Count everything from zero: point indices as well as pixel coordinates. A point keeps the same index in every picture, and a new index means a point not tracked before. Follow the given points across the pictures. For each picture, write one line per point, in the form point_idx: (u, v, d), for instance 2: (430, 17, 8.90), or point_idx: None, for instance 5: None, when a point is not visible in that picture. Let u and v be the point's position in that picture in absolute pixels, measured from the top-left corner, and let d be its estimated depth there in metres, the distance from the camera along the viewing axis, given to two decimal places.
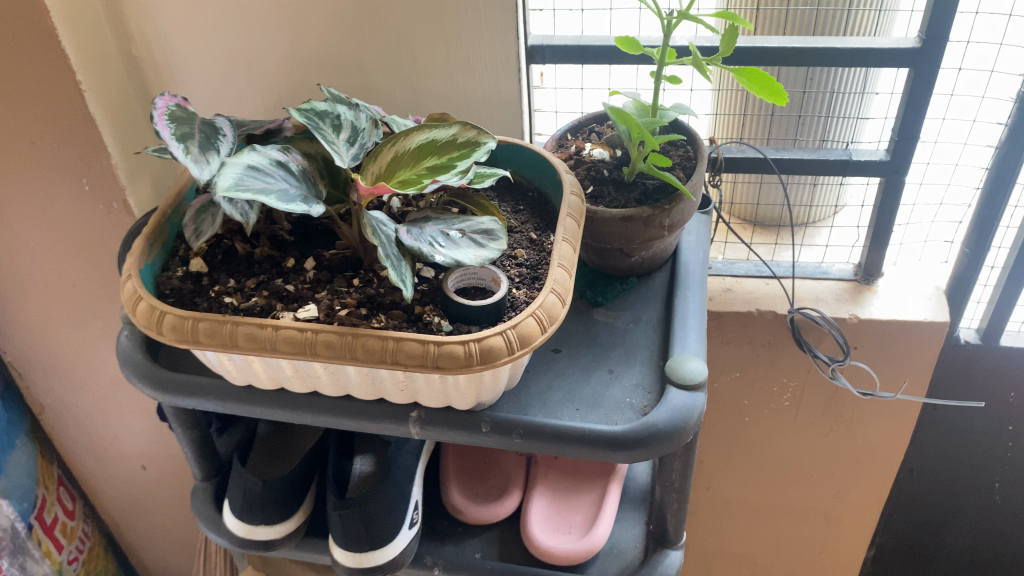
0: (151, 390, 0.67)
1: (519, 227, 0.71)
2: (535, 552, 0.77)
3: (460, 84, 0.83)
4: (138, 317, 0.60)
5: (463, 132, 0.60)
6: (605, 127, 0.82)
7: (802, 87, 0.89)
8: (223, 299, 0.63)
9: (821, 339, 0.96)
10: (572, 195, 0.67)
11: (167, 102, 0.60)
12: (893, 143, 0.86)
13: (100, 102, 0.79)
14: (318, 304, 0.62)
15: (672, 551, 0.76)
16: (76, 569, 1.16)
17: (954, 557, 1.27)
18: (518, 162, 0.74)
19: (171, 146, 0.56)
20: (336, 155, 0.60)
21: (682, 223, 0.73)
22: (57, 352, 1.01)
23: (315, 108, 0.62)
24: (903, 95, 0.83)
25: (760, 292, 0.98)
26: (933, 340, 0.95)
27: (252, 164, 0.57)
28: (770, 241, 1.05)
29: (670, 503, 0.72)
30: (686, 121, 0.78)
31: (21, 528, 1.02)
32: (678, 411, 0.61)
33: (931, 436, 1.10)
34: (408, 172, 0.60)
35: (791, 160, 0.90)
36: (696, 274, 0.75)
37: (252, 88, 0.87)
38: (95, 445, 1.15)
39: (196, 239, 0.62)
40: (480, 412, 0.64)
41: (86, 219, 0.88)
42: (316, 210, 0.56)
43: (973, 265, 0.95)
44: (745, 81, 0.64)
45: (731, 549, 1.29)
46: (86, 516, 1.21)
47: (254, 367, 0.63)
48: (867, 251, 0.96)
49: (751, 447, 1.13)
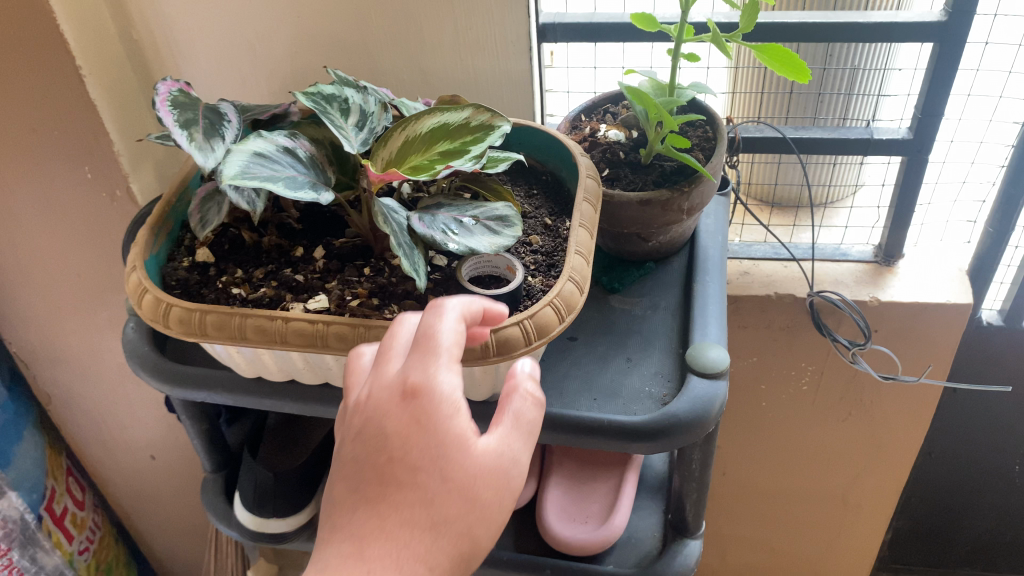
0: (159, 383, 0.66)
1: (533, 212, 0.69)
2: (552, 542, 0.76)
3: (469, 65, 0.81)
4: (144, 309, 0.59)
5: (476, 115, 0.58)
6: (620, 108, 0.80)
7: (822, 63, 0.87)
8: (231, 291, 0.61)
9: (840, 322, 0.94)
10: (588, 178, 0.65)
11: (170, 88, 0.58)
12: (916, 121, 0.84)
13: (102, 87, 0.77)
14: (328, 295, 0.60)
15: (691, 540, 0.74)
16: (87, 560, 1.15)
17: (973, 540, 1.26)
18: (530, 145, 0.72)
19: (175, 133, 0.55)
20: (345, 140, 0.58)
21: (702, 205, 0.70)
22: (63, 342, 0.99)
23: (322, 91, 0.61)
24: (927, 72, 0.81)
25: (778, 275, 0.96)
26: (955, 322, 0.93)
27: (258, 151, 0.55)
28: (788, 223, 1.02)
29: (689, 493, 0.71)
30: (704, 101, 0.75)
31: (31, 519, 1.01)
32: (700, 400, 0.59)
33: (951, 418, 1.09)
34: (420, 158, 0.58)
35: (810, 140, 0.87)
36: (715, 258, 0.73)
37: (257, 71, 0.85)
38: (103, 436, 1.13)
39: (203, 229, 0.61)
40: (496, 402, 0.62)
41: (89, 208, 0.86)
42: (325, 197, 0.55)
43: (996, 245, 0.92)
44: (766, 58, 0.62)
45: (746, 534, 1.27)
46: (96, 505, 1.20)
47: (263, 360, 0.61)
48: (888, 232, 0.94)
49: (768, 432, 1.11)
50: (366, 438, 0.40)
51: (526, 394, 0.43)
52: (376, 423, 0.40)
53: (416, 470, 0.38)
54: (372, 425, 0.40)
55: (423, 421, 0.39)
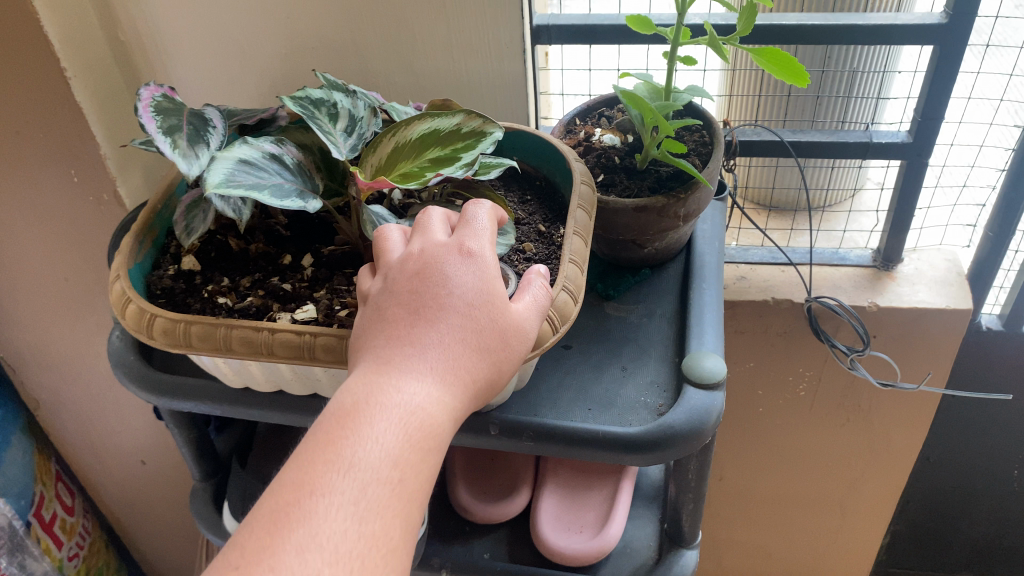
0: (144, 393, 0.64)
1: (526, 218, 0.67)
2: (546, 552, 0.74)
3: (462, 67, 0.80)
4: (128, 320, 0.57)
5: (467, 121, 0.57)
6: (616, 111, 0.78)
7: (821, 66, 0.85)
8: (217, 300, 0.60)
9: (839, 327, 0.93)
10: (582, 185, 0.63)
11: (153, 93, 0.57)
12: (916, 124, 0.83)
13: (88, 89, 0.75)
14: (317, 305, 0.59)
15: (687, 550, 0.74)
16: (77, 566, 1.13)
17: (971, 544, 1.25)
18: (524, 150, 0.71)
19: (158, 140, 0.53)
20: (334, 146, 0.57)
21: (698, 212, 0.69)
22: (51, 347, 0.98)
23: (310, 96, 0.59)
24: (927, 75, 0.79)
25: (775, 279, 0.95)
26: (955, 327, 0.91)
27: (243, 158, 0.53)
28: (785, 227, 1.01)
29: (686, 503, 0.70)
30: (701, 104, 0.74)
31: (19, 525, 0.98)
32: (696, 411, 0.58)
33: (949, 423, 1.07)
34: (409, 165, 0.57)
35: (809, 143, 0.86)
36: (712, 265, 0.72)
37: (246, 73, 0.83)
38: (93, 440, 1.12)
39: (188, 237, 0.59)
40: (488, 413, 0.61)
41: (76, 212, 0.84)
42: (312, 205, 0.53)
43: (996, 249, 0.91)
44: (764, 62, 0.60)
45: (744, 538, 1.26)
46: (86, 511, 1.19)
47: (250, 370, 0.60)
48: (887, 236, 0.93)
49: (765, 437, 1.10)
50: (426, 272, 0.47)
51: (542, 278, 0.52)
52: (437, 261, 0.47)
53: (474, 296, 0.46)
54: (433, 263, 0.47)
55: (480, 275, 0.47)
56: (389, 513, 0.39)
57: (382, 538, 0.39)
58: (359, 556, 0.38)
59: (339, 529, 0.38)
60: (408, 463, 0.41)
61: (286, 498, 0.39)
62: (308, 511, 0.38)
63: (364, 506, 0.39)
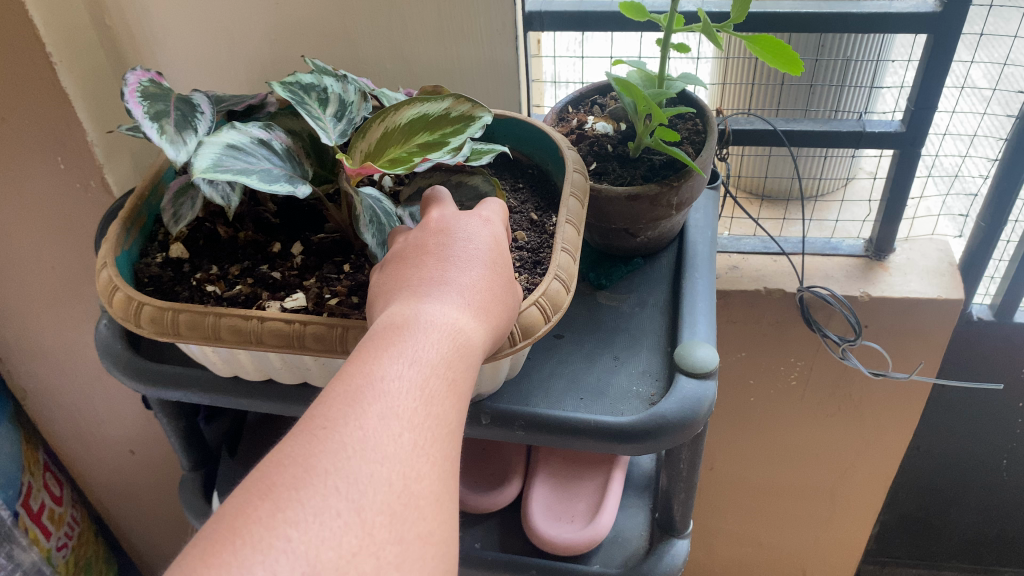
0: (132, 382, 0.63)
1: (518, 207, 0.67)
2: (537, 541, 0.74)
3: (454, 53, 0.79)
4: (115, 308, 0.56)
5: (456, 106, 0.56)
6: (608, 99, 0.78)
7: (814, 55, 0.85)
8: (205, 288, 0.60)
9: (830, 317, 0.93)
10: (574, 172, 0.63)
11: (139, 78, 0.56)
12: (909, 113, 0.82)
13: (75, 75, 0.74)
14: (306, 293, 0.58)
15: (678, 539, 0.73)
16: (66, 556, 1.12)
17: (960, 533, 1.25)
18: (516, 137, 0.70)
19: (144, 125, 0.52)
20: (323, 132, 0.56)
21: (691, 200, 0.69)
22: (37, 335, 0.97)
23: (300, 81, 0.59)
24: (921, 64, 0.79)
25: (767, 269, 0.95)
26: (946, 318, 0.92)
27: (232, 143, 0.53)
28: (778, 216, 1.01)
29: (677, 492, 0.69)
30: (694, 93, 0.74)
31: (6, 516, 0.96)
32: (688, 401, 0.57)
33: (940, 413, 1.08)
34: (399, 150, 0.56)
35: (802, 132, 0.86)
36: (704, 254, 0.71)
37: (235, 58, 0.82)
38: (81, 429, 1.11)
39: (176, 224, 0.59)
40: (480, 403, 0.61)
41: (62, 198, 0.83)
42: (302, 191, 0.53)
43: (988, 239, 0.91)
44: (758, 49, 0.60)
45: (733, 528, 1.27)
46: (74, 501, 1.18)
47: (239, 360, 0.60)
48: (879, 225, 0.92)
49: (757, 427, 1.10)
50: (445, 231, 0.49)
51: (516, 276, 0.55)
52: (457, 221, 0.50)
53: (494, 246, 0.48)
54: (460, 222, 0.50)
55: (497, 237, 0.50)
56: (447, 405, 0.39)
57: (442, 423, 0.38)
58: (428, 433, 0.37)
59: (409, 406, 0.37)
60: (459, 363, 0.41)
61: (352, 382, 0.38)
62: (379, 389, 0.37)
63: (427, 390, 0.38)
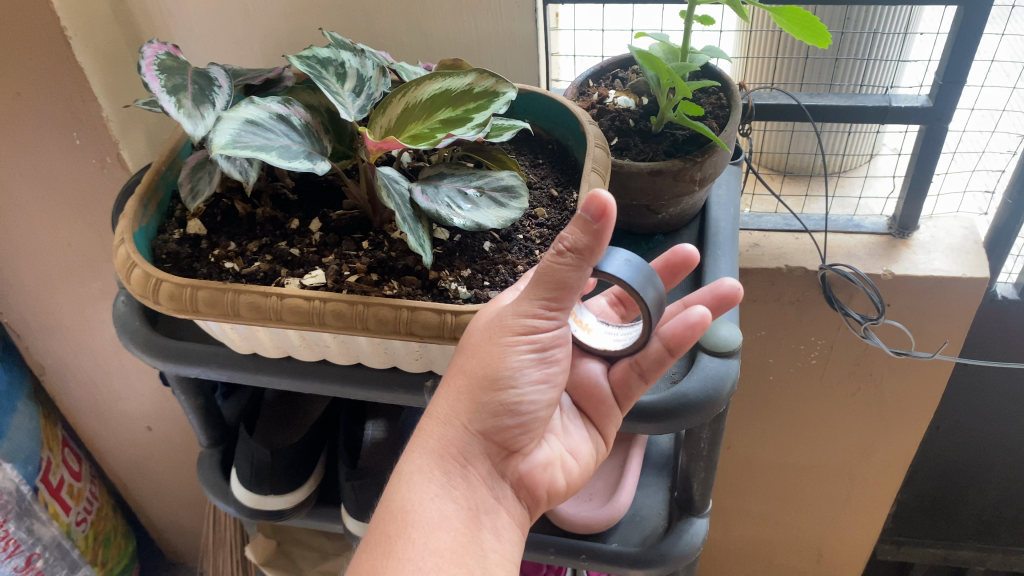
0: (150, 358, 0.63)
1: (538, 182, 0.66)
2: (554, 519, 0.74)
3: (472, 27, 0.78)
4: (133, 285, 0.56)
5: (480, 81, 0.55)
6: (629, 73, 0.77)
7: (840, 27, 0.83)
8: (223, 265, 0.59)
9: (852, 295, 0.92)
10: (597, 148, 0.61)
11: (156, 51, 0.56)
12: (936, 87, 0.81)
13: (90, 49, 0.73)
14: (325, 270, 0.58)
15: (698, 519, 0.72)
16: (85, 531, 1.12)
17: (978, 514, 1.24)
18: (536, 112, 0.69)
19: (161, 99, 0.52)
20: (342, 107, 0.55)
21: (714, 176, 0.67)
22: (54, 312, 0.97)
23: (317, 55, 0.57)
24: (949, 37, 0.78)
25: (789, 247, 0.94)
26: (970, 296, 0.90)
27: (250, 118, 0.52)
28: (800, 193, 1.00)
29: (697, 471, 0.68)
30: (718, 66, 0.72)
31: (26, 491, 0.97)
32: (711, 379, 0.56)
33: (960, 391, 1.07)
34: (420, 127, 0.55)
35: (826, 107, 0.84)
36: (727, 231, 0.70)
37: (251, 32, 0.81)
38: (99, 406, 1.11)
39: (193, 200, 0.58)
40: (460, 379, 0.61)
41: (78, 175, 0.83)
42: (321, 168, 0.52)
43: (1016, 216, 0.90)
44: (784, 22, 0.58)
45: (749, 508, 1.26)
46: (92, 476, 1.18)
47: (258, 337, 0.59)
48: (904, 203, 0.91)
49: (775, 406, 1.09)
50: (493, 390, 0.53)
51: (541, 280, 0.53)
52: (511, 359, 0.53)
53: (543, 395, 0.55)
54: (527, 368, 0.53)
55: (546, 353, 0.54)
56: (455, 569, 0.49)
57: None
58: None
59: (435, 541, 0.50)
60: (464, 539, 0.51)
61: (402, 509, 0.51)
62: (416, 518, 0.51)
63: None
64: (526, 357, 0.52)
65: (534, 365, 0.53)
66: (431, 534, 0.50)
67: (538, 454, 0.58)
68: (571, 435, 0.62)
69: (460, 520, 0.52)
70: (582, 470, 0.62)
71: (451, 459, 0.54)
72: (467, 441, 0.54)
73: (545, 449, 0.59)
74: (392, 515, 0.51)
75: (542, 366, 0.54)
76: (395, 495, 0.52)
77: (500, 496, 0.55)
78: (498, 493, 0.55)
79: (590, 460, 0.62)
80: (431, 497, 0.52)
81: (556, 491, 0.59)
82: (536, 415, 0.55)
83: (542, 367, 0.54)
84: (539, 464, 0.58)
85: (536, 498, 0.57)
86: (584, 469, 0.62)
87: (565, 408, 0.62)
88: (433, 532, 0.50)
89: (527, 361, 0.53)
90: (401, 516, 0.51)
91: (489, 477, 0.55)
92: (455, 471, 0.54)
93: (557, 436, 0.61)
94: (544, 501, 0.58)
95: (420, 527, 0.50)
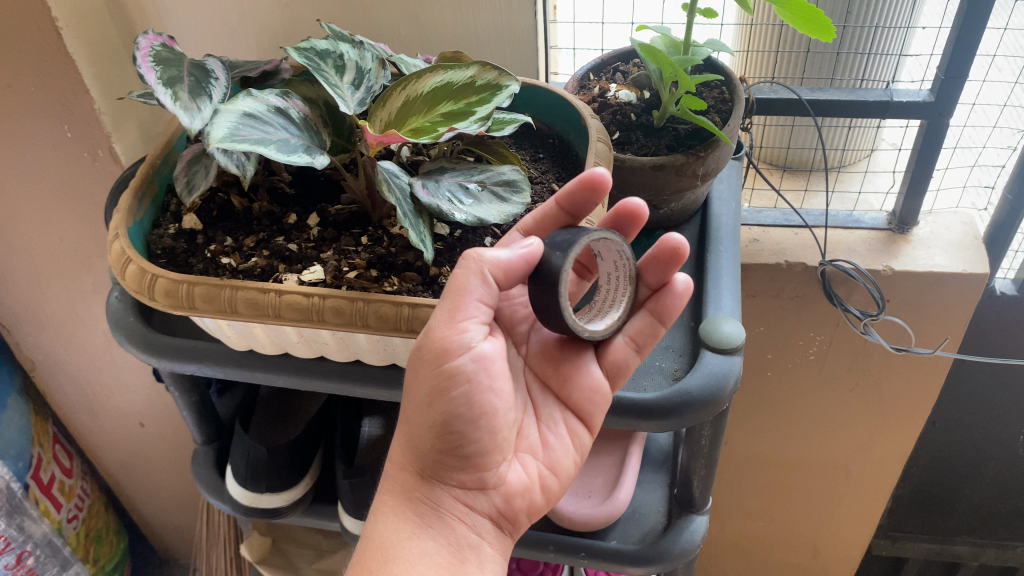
0: (144, 355, 0.62)
1: (539, 176, 0.65)
2: (553, 516, 0.73)
3: (470, 19, 0.77)
4: (128, 280, 0.55)
5: (482, 73, 0.54)
6: (631, 66, 0.76)
7: (843, 21, 0.83)
8: (220, 261, 0.58)
9: (852, 292, 0.91)
10: (599, 142, 0.60)
11: (151, 42, 0.54)
12: (938, 82, 0.80)
13: (81, 38, 0.72)
14: (324, 266, 0.57)
15: (697, 516, 0.71)
16: (76, 528, 1.11)
17: (974, 509, 1.24)
18: (538, 107, 0.68)
19: (157, 91, 0.50)
20: (342, 100, 0.54)
21: (717, 171, 0.67)
22: (45, 306, 0.95)
23: (315, 47, 0.56)
24: (951, 33, 0.77)
25: (789, 242, 0.94)
26: (969, 291, 0.90)
27: (248, 111, 0.51)
28: (799, 188, 1.00)
29: (697, 469, 0.68)
30: (720, 60, 0.72)
31: (17, 488, 0.95)
32: (714, 376, 0.55)
33: (958, 386, 1.07)
34: (421, 120, 0.55)
35: (828, 102, 0.84)
36: (729, 226, 0.69)
37: (245, 25, 0.80)
38: (91, 403, 1.10)
39: (190, 194, 0.57)
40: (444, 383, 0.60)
41: (70, 169, 0.81)
42: (320, 161, 0.51)
43: (1015, 212, 0.90)
44: (789, 16, 0.58)
45: (746, 504, 1.26)
46: (84, 473, 1.17)
47: (255, 334, 0.58)
48: (903, 199, 0.91)
49: (772, 401, 1.09)
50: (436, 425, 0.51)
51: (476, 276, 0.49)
52: (448, 394, 0.50)
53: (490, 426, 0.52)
54: (467, 398, 0.51)
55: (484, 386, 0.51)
56: None
57: None
58: None
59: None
60: None
61: (387, 546, 0.51)
62: (401, 556, 0.51)
63: None
64: (459, 395, 0.50)
65: (469, 403, 0.51)
66: (413, 568, 0.50)
67: (512, 479, 0.56)
68: (553, 449, 0.58)
69: (443, 556, 0.52)
70: (565, 477, 0.59)
71: (422, 501, 0.53)
72: (430, 487, 0.54)
73: (522, 471, 0.57)
74: (373, 553, 0.51)
75: (482, 398, 0.51)
76: (376, 536, 0.52)
77: (481, 531, 0.54)
78: (478, 528, 0.54)
79: (577, 460, 0.60)
80: (407, 536, 0.52)
81: (537, 507, 0.57)
82: (485, 447, 0.53)
83: (482, 401, 0.51)
84: (514, 491, 0.56)
85: (517, 524, 0.56)
86: (569, 471, 0.59)
87: (545, 413, 0.58)
88: (417, 565, 0.50)
89: (464, 398, 0.51)
90: (382, 552, 0.51)
91: (466, 515, 0.54)
92: (429, 512, 0.53)
93: (537, 451, 0.58)
94: (527, 520, 0.57)
95: (401, 562, 0.50)
